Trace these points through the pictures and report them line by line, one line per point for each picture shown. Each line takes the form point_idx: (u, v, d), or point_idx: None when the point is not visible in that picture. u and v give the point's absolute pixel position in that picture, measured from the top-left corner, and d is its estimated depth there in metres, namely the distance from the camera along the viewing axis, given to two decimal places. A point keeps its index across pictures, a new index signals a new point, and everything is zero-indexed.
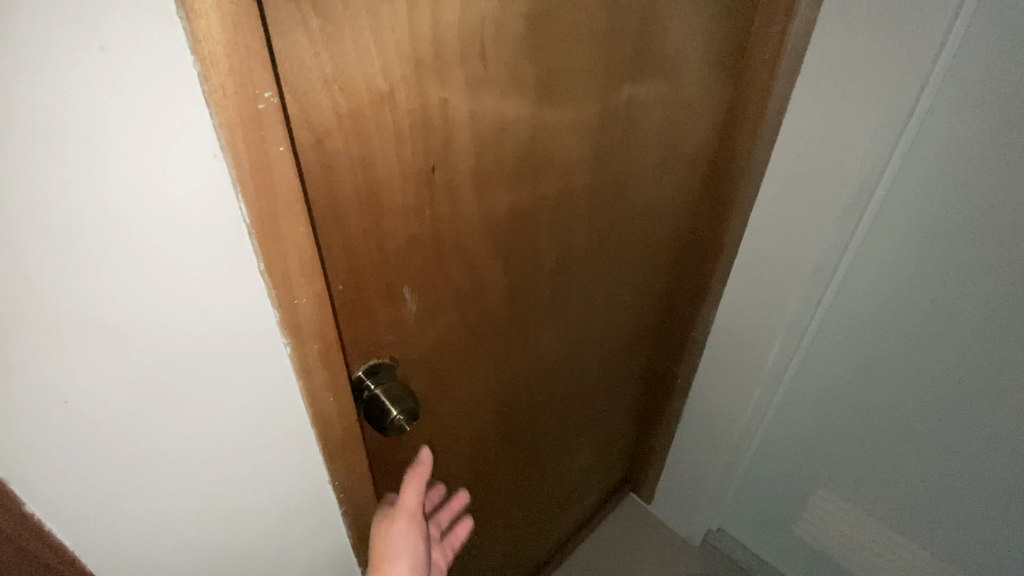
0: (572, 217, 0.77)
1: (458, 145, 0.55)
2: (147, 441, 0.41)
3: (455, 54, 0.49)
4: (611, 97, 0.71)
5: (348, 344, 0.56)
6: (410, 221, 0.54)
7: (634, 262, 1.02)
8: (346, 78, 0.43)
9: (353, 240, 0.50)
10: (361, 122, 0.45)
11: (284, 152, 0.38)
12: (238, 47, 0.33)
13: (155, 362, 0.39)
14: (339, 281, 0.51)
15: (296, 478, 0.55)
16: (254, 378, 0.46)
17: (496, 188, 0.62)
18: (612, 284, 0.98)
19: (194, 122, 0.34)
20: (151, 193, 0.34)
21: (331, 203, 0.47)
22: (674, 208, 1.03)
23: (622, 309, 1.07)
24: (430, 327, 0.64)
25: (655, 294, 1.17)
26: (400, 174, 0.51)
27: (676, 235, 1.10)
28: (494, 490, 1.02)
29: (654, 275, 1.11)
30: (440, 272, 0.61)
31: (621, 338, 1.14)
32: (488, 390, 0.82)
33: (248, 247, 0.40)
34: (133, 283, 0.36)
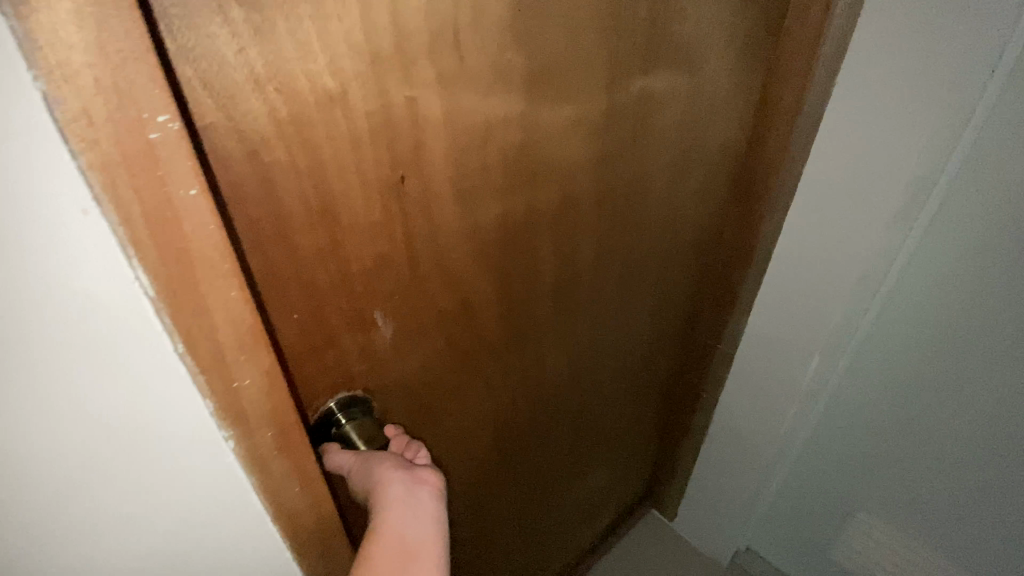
0: (575, 226, 0.69)
1: (431, 151, 0.47)
2: (56, 553, 0.36)
3: (421, 46, 0.42)
4: (620, 90, 0.62)
5: (312, 377, 0.50)
6: (377, 239, 0.47)
7: (650, 273, 0.93)
8: (284, 77, 0.36)
9: (307, 265, 0.44)
10: (306, 128, 0.39)
11: (196, 196, 0.32)
12: (108, 54, 0.27)
13: (55, 473, 0.33)
14: (292, 309, 0.45)
15: (254, 567, 0.48)
16: (186, 471, 0.40)
17: (483, 197, 0.55)
18: (625, 296, 0.90)
19: (56, 159, 0.27)
20: (13, 269, 0.28)
21: (275, 223, 0.40)
22: (696, 212, 0.93)
23: (637, 322, 0.99)
24: (410, 354, 0.58)
25: (676, 305, 1.08)
26: (361, 186, 0.44)
27: (699, 242, 1.00)
28: (499, 517, 0.96)
29: (674, 285, 1.02)
30: (418, 294, 0.54)
31: (637, 351, 1.06)
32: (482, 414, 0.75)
33: (157, 324, 0.34)
34: (8, 384, 0.30)
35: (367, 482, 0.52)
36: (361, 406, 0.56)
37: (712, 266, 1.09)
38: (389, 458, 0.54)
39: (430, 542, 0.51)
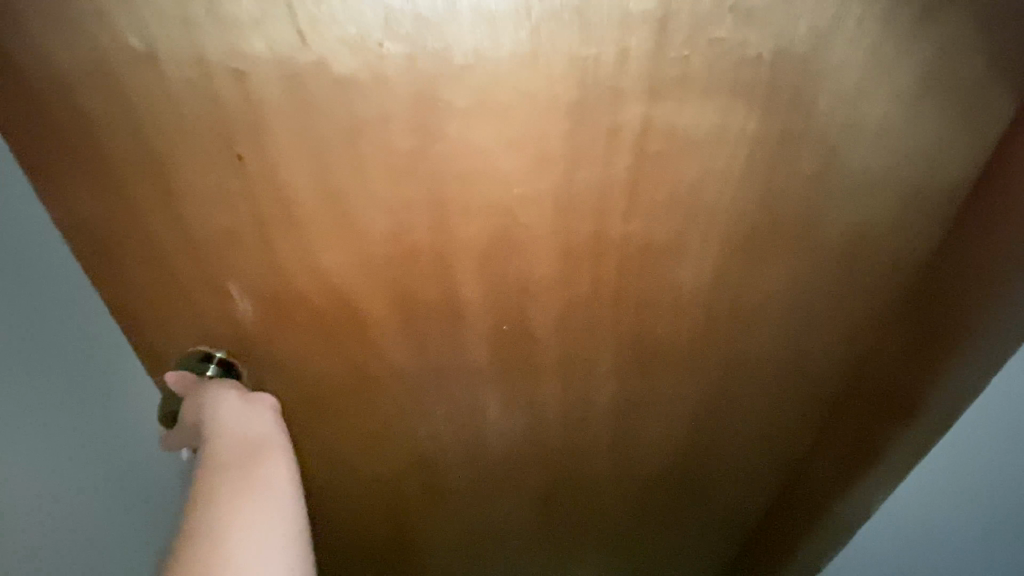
0: (526, 275, 0.54)
1: (277, 136, 0.42)
2: None
3: (245, 16, 0.37)
4: (598, 113, 0.44)
5: (169, 320, 0.53)
6: (220, 211, 0.46)
7: (695, 367, 0.67)
8: (82, 31, 0.36)
9: (145, 216, 0.46)
10: (115, 84, 0.39)
11: None
12: None
13: None
14: (138, 253, 0.48)
15: None
16: None
17: (363, 202, 0.47)
18: (640, 382, 0.68)
19: None
20: None
21: (102, 169, 0.43)
22: (800, 314, 0.63)
23: (673, 420, 0.74)
24: (282, 339, 0.56)
25: (756, 425, 0.77)
26: (189, 155, 0.43)
27: (807, 357, 0.68)
28: (436, 553, 0.87)
29: (751, 396, 0.72)
30: (284, 282, 0.51)
31: (671, 458, 0.80)
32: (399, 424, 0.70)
33: None
34: None
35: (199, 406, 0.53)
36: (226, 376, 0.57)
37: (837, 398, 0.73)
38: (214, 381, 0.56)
39: (277, 443, 0.51)
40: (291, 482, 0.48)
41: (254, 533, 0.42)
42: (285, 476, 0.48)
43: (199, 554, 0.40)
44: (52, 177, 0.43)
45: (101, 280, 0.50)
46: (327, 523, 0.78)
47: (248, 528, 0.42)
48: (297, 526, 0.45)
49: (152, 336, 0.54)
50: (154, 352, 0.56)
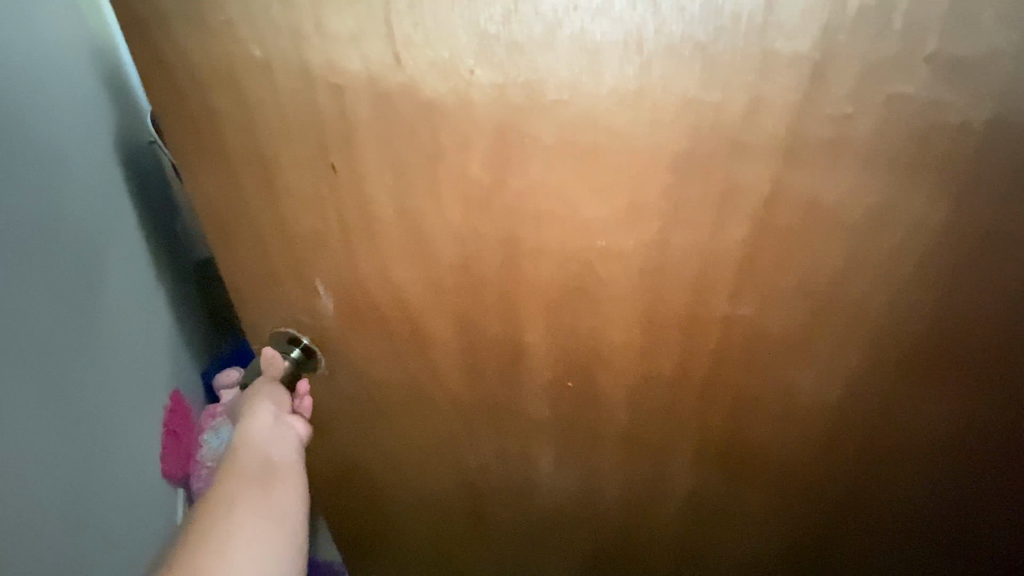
0: (597, 334, 0.47)
1: (366, 151, 0.43)
2: None
3: (347, 36, 0.37)
4: (712, 170, 0.36)
5: (264, 302, 0.58)
6: (312, 215, 0.48)
7: (812, 470, 0.53)
8: (219, 41, 0.40)
9: (253, 208, 0.50)
10: (241, 87, 0.42)
11: None
12: None
13: None
14: (246, 239, 0.52)
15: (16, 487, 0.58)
16: None
17: (438, 226, 0.45)
18: (736, 471, 0.55)
19: None
20: None
21: (224, 160, 0.47)
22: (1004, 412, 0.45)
23: (793, 522, 0.58)
24: (353, 336, 0.58)
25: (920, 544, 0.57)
26: (292, 157, 0.45)
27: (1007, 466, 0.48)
28: None
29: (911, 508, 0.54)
30: (362, 287, 0.53)
31: (770, 558, 0.64)
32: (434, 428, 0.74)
33: None
34: None
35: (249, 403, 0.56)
36: (305, 360, 0.61)
37: (1010, 527, 0.53)
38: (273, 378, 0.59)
39: (298, 467, 0.54)
40: (298, 511, 0.49)
41: (254, 544, 0.43)
42: (296, 497, 0.50)
43: (207, 546, 0.41)
44: (187, 162, 0.48)
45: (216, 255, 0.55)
46: (374, 521, 0.79)
47: (253, 538, 0.44)
48: (293, 548, 0.46)
49: (249, 310, 0.59)
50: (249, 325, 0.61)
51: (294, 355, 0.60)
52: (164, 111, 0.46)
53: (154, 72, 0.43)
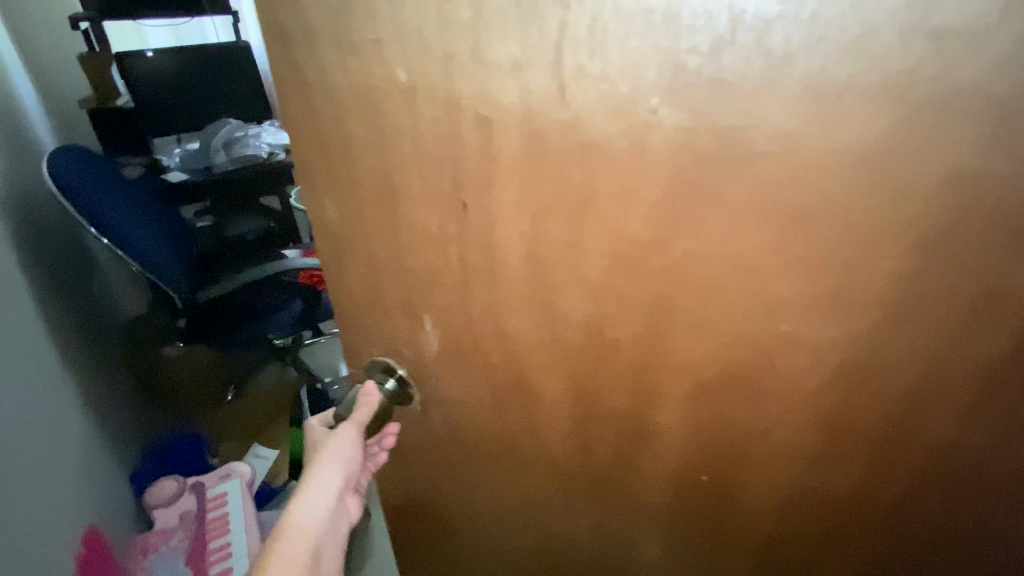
0: (757, 432, 0.38)
1: (504, 190, 0.37)
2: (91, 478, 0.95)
3: (507, 64, 0.32)
4: (967, 256, 0.27)
5: (364, 332, 0.54)
6: (431, 250, 0.44)
7: None
8: (362, 64, 0.37)
9: (369, 238, 0.46)
10: (377, 112, 0.38)
11: None
12: None
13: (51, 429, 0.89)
14: (357, 268, 0.49)
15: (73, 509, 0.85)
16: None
17: (572, 281, 0.39)
18: None
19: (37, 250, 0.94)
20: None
21: (348, 184, 0.44)
22: None
23: None
24: (449, 381, 0.53)
25: None
26: (420, 188, 0.41)
27: None
28: None
29: None
30: (470, 333, 0.47)
31: None
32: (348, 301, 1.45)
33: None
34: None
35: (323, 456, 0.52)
36: (397, 393, 0.55)
37: None
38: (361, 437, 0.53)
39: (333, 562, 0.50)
40: None
41: None
42: None
43: None
44: (311, 183, 0.45)
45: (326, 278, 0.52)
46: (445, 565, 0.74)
47: None
48: None
49: (351, 337, 0.56)
50: (349, 351, 0.58)
51: (388, 386, 0.54)
52: (295, 131, 0.43)
53: (292, 93, 0.41)
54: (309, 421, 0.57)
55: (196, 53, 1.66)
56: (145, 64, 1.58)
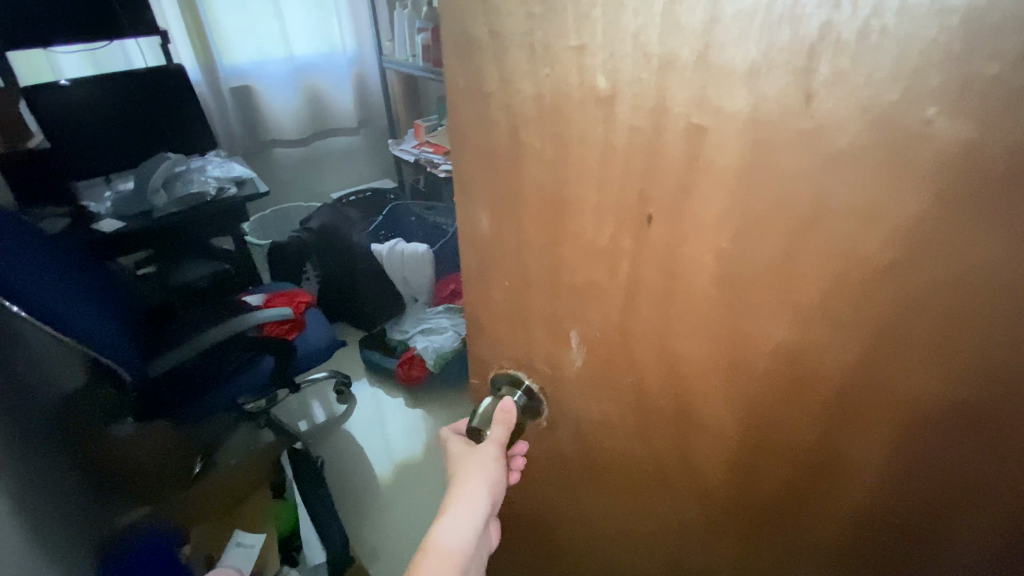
0: (982, 491, 0.36)
1: (708, 202, 0.34)
2: None
3: (744, 68, 0.30)
4: None
5: (499, 343, 0.52)
6: (596, 264, 0.41)
7: None
8: (557, 67, 0.35)
9: (524, 249, 0.44)
10: (564, 119, 0.36)
11: None
12: None
13: None
14: (505, 277, 0.47)
15: None
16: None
17: (772, 299, 0.35)
18: None
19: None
20: None
21: (510, 196, 0.42)
22: None
23: None
24: (585, 402, 0.50)
25: None
26: (597, 201, 0.38)
27: None
28: None
29: None
30: (626, 351, 0.44)
31: None
32: (314, 350, 1.37)
33: None
34: None
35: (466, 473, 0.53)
36: (528, 407, 0.53)
37: None
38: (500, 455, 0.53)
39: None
40: None
41: None
42: None
43: None
44: (469, 192, 0.44)
45: (466, 286, 0.52)
46: None
47: None
48: None
49: (481, 347, 0.54)
50: (475, 361, 0.57)
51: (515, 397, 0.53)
52: (461, 142, 0.42)
53: (466, 98, 0.39)
54: (440, 429, 0.58)
55: (128, 75, 1.52)
56: (62, 92, 1.43)
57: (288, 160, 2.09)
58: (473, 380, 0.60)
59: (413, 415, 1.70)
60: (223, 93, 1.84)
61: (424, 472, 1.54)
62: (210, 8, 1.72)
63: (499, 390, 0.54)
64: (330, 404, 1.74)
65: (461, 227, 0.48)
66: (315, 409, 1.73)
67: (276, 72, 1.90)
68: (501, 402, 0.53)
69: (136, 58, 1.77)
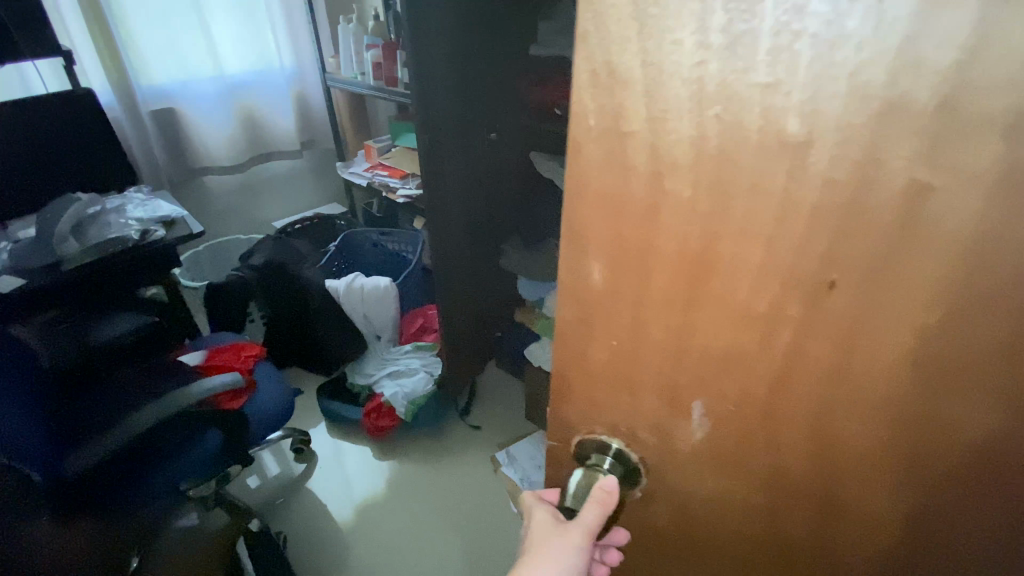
0: None
1: (917, 270, 0.28)
2: None
3: (1008, 116, 0.23)
4: None
5: (591, 409, 0.45)
6: (742, 332, 0.34)
7: None
8: (733, 104, 0.28)
9: (646, 311, 0.37)
10: (731, 165, 0.29)
11: None
12: None
13: None
14: (612, 338, 0.40)
15: None
16: None
17: (982, 382, 0.30)
18: None
19: None
20: None
21: (639, 250, 0.35)
22: None
23: None
24: (700, 478, 0.43)
25: None
26: (760, 263, 0.31)
27: None
28: None
29: None
30: (765, 430, 0.37)
31: None
32: (265, 417, 1.16)
33: None
34: None
35: (547, 553, 0.47)
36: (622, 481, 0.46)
37: None
38: (586, 545, 0.46)
39: None
40: None
41: None
42: None
43: None
44: (582, 242, 0.37)
45: (556, 343, 0.44)
46: None
47: None
48: None
49: (568, 412, 0.47)
50: (556, 424, 0.49)
51: (604, 467, 0.46)
52: (580, 183, 0.35)
53: (599, 136, 0.32)
54: (524, 491, 0.52)
55: (27, 104, 1.28)
56: None
57: (224, 189, 1.90)
58: (550, 443, 0.52)
59: (389, 459, 1.55)
60: (143, 118, 1.61)
61: (406, 525, 1.40)
62: (126, 25, 1.52)
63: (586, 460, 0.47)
64: (287, 460, 1.55)
65: (562, 278, 0.40)
66: (268, 461, 1.55)
67: (206, 93, 1.68)
68: (600, 481, 0.45)
69: (37, 85, 1.52)
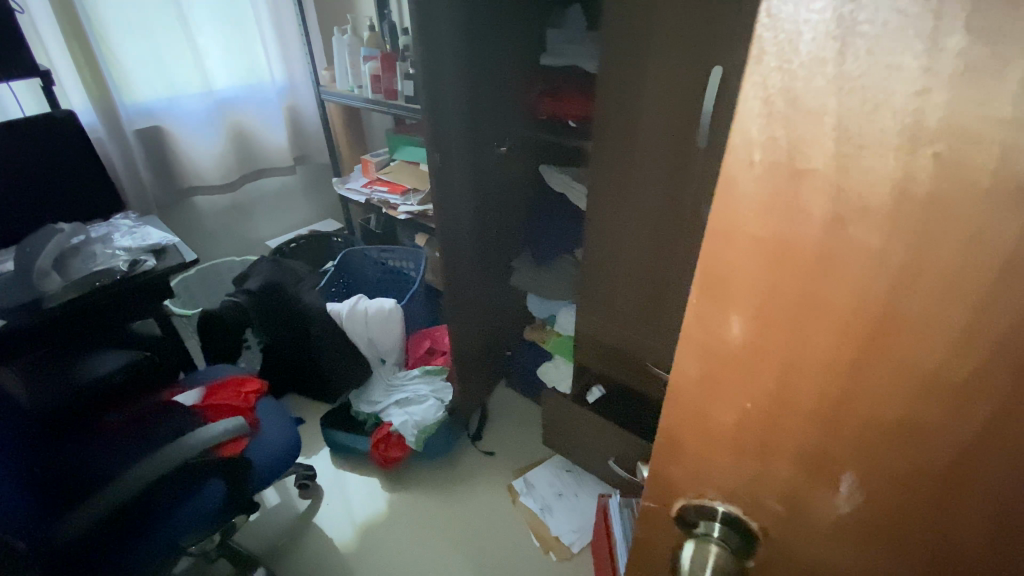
0: None
1: None
2: None
3: None
4: None
5: (705, 472, 0.39)
6: (925, 406, 0.28)
7: None
8: (961, 142, 0.22)
9: (797, 373, 0.31)
10: (946, 216, 0.24)
11: None
12: None
13: None
14: (745, 399, 0.34)
15: None
16: None
17: None
18: None
19: None
20: None
21: (800, 306, 0.29)
22: None
23: None
24: (835, 557, 0.37)
25: None
26: (965, 329, 0.26)
27: None
28: None
29: None
30: (935, 513, 0.32)
31: None
32: (272, 461, 1.06)
33: None
34: None
35: None
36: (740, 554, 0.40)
37: None
38: None
39: None
40: None
41: None
42: None
43: None
44: (722, 292, 0.31)
45: (668, 398, 0.39)
46: None
47: None
48: None
49: (674, 475, 0.41)
50: (655, 484, 0.44)
51: (715, 536, 0.40)
52: (730, 228, 0.29)
53: (764, 174, 0.27)
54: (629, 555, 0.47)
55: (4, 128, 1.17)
56: None
57: (215, 209, 1.80)
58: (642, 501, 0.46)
59: (400, 489, 1.48)
60: (128, 137, 1.51)
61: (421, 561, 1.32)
62: (105, 38, 1.41)
63: (693, 527, 0.42)
64: (291, 495, 1.46)
65: (687, 329, 0.35)
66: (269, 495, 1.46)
67: (193, 110, 1.59)
68: None
69: (13, 107, 1.42)
